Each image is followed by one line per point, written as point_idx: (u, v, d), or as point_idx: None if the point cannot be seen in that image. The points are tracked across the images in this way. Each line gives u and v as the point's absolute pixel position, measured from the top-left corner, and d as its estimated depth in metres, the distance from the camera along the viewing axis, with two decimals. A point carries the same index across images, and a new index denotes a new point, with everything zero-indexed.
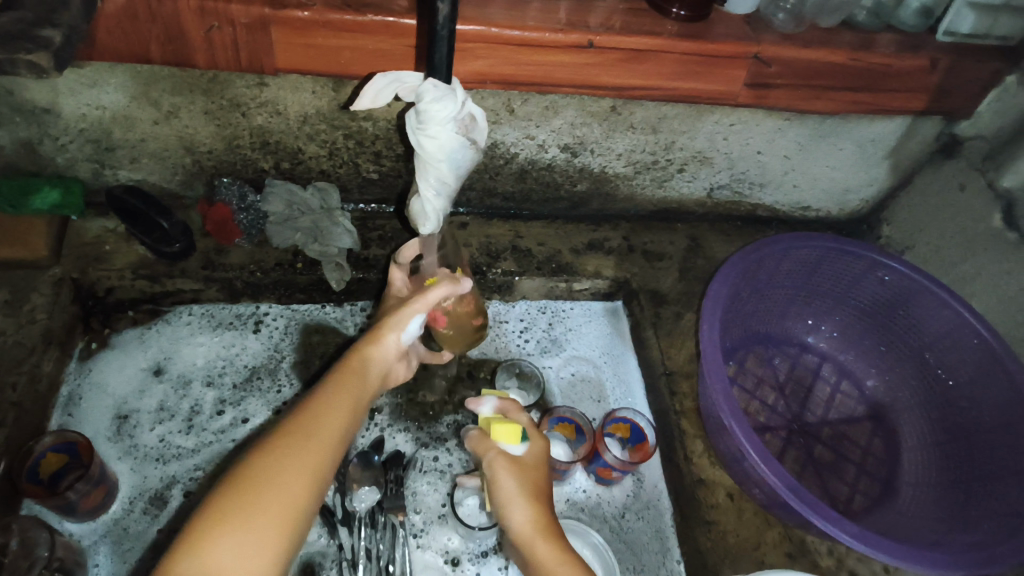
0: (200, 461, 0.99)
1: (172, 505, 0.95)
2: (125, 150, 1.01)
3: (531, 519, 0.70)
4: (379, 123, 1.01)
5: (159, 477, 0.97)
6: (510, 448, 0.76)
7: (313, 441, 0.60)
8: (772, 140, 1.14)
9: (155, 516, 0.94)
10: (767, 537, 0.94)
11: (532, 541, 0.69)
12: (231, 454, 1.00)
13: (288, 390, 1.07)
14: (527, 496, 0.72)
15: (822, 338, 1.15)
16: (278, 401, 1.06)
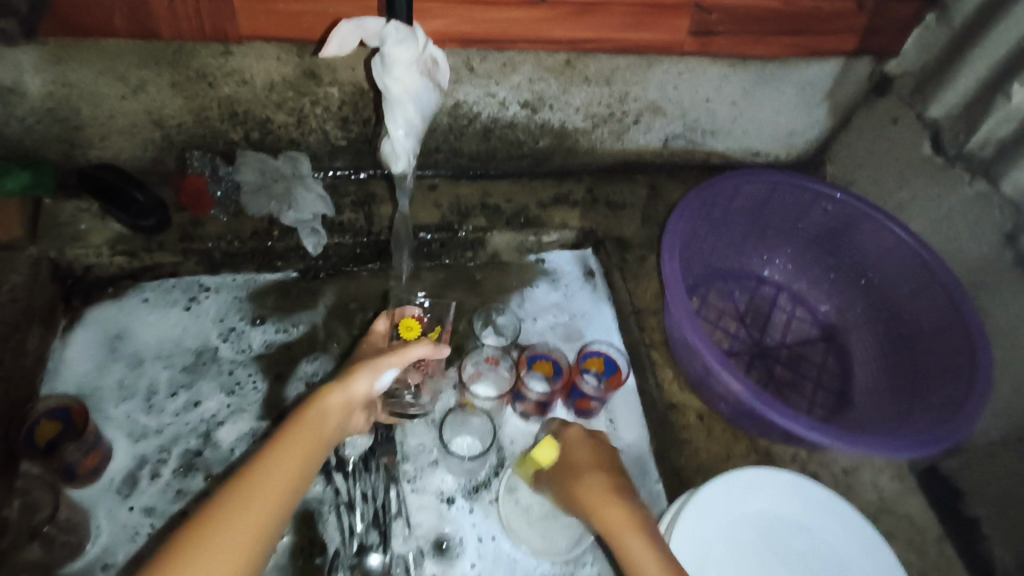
0: (166, 439, 1.00)
1: (140, 486, 0.95)
2: (93, 128, 1.03)
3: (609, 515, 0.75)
4: (344, 87, 1.04)
5: (123, 458, 0.97)
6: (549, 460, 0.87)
7: (248, 514, 0.62)
8: (719, 87, 1.20)
9: (124, 497, 0.94)
10: (736, 450, 1.02)
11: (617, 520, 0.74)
12: (191, 437, 1.01)
13: (239, 372, 1.07)
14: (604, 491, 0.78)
15: (777, 270, 1.23)
16: (232, 383, 1.06)
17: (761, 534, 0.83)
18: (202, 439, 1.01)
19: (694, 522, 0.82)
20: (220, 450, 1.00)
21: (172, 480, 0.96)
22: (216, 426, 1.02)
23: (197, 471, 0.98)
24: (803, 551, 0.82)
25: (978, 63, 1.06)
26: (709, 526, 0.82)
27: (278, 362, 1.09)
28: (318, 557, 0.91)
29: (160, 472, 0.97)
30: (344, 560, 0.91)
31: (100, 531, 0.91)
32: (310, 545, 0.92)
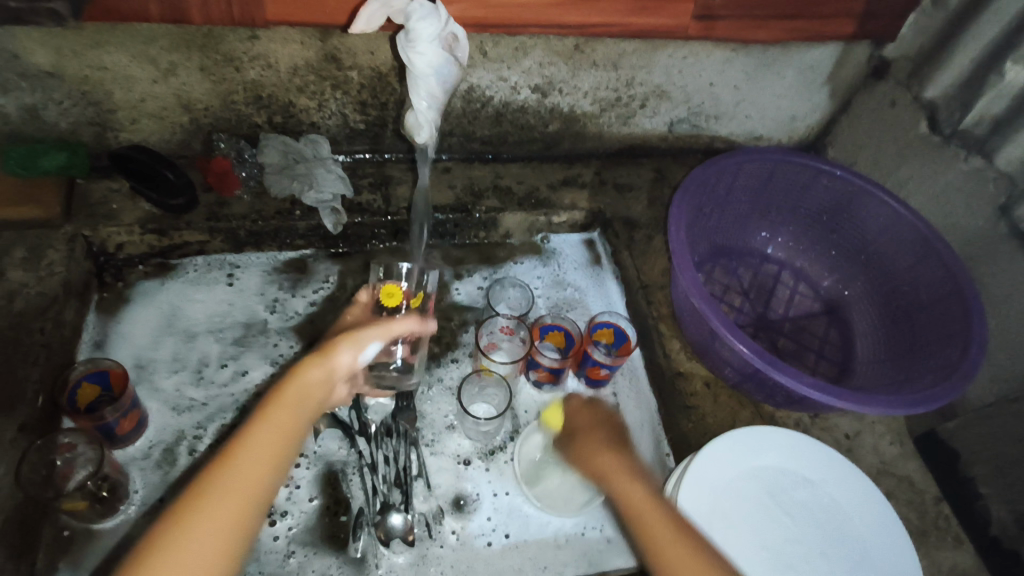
0: (210, 411, 1.04)
1: (182, 462, 0.99)
2: (125, 111, 1.08)
3: (598, 451, 0.76)
4: (364, 71, 1.09)
5: (173, 427, 1.02)
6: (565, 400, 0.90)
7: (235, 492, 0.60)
8: (722, 72, 1.24)
9: (167, 470, 0.98)
10: (742, 415, 1.06)
11: (605, 464, 0.74)
12: (232, 409, 1.05)
13: (284, 344, 1.13)
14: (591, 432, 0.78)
15: (780, 248, 1.27)
16: (276, 355, 1.12)
17: (766, 486, 0.88)
18: (242, 411, 1.05)
19: (704, 473, 0.87)
20: None
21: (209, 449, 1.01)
22: (254, 399, 1.07)
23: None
24: (805, 501, 0.87)
25: (972, 45, 1.10)
26: (717, 478, 0.87)
27: (313, 334, 1.15)
28: (344, 514, 0.96)
29: (200, 441, 1.01)
30: (369, 517, 0.95)
31: (138, 495, 0.95)
32: (336, 502, 0.97)
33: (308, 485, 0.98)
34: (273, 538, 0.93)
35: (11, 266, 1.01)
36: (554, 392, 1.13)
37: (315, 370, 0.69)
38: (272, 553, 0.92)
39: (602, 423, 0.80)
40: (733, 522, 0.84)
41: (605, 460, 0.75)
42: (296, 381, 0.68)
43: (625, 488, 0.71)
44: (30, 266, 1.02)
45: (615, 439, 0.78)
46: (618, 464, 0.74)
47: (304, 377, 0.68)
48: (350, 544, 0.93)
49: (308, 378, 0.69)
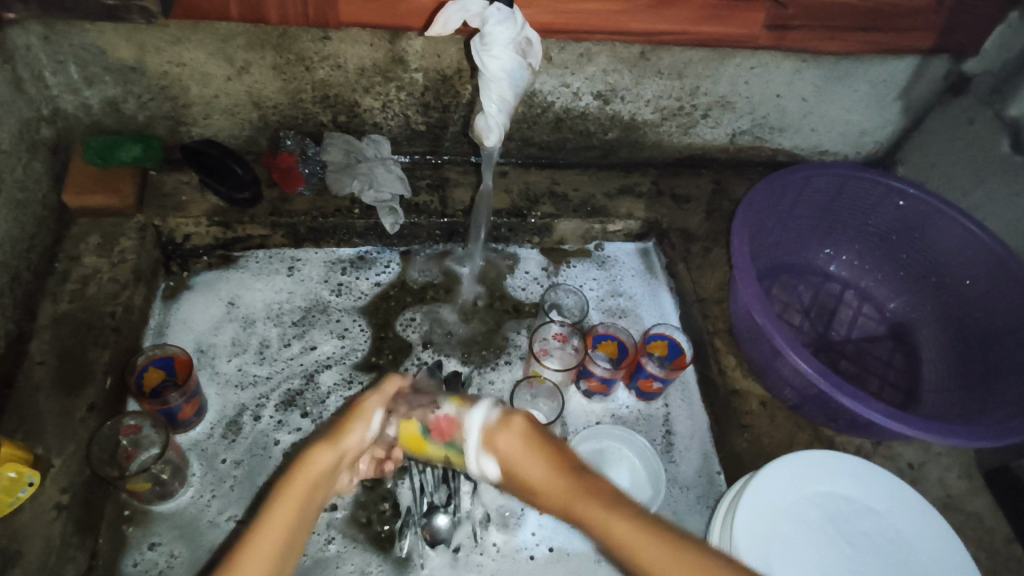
0: (274, 385, 1.07)
1: (246, 431, 1.02)
2: (199, 107, 1.11)
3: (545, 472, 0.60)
4: (429, 73, 1.10)
5: (234, 404, 1.05)
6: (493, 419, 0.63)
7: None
8: (790, 83, 1.21)
9: (231, 442, 1.01)
10: (799, 438, 1.03)
11: (564, 490, 0.59)
12: (301, 376, 1.09)
13: (348, 320, 1.16)
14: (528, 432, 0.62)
15: (843, 266, 1.23)
16: (341, 329, 1.15)
17: (826, 512, 0.85)
18: (311, 379, 1.09)
19: (760, 492, 0.84)
20: (323, 390, 1.08)
21: (274, 419, 1.04)
22: (325, 369, 1.10)
23: (299, 408, 1.06)
24: (869, 531, 0.84)
25: None
26: (773, 499, 0.84)
27: (377, 317, 1.17)
28: (390, 512, 0.97)
29: (262, 411, 1.05)
30: (415, 517, 0.95)
31: (196, 476, 0.97)
32: (380, 495, 0.98)
33: None
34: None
35: (86, 251, 1.06)
36: (605, 403, 1.12)
37: (325, 455, 0.60)
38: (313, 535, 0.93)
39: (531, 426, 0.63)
40: (793, 548, 0.81)
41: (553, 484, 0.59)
42: (304, 461, 0.58)
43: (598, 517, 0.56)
44: (105, 252, 1.06)
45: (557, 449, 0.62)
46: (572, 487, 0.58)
47: (312, 459, 0.59)
48: (396, 543, 0.94)
49: (315, 459, 0.59)
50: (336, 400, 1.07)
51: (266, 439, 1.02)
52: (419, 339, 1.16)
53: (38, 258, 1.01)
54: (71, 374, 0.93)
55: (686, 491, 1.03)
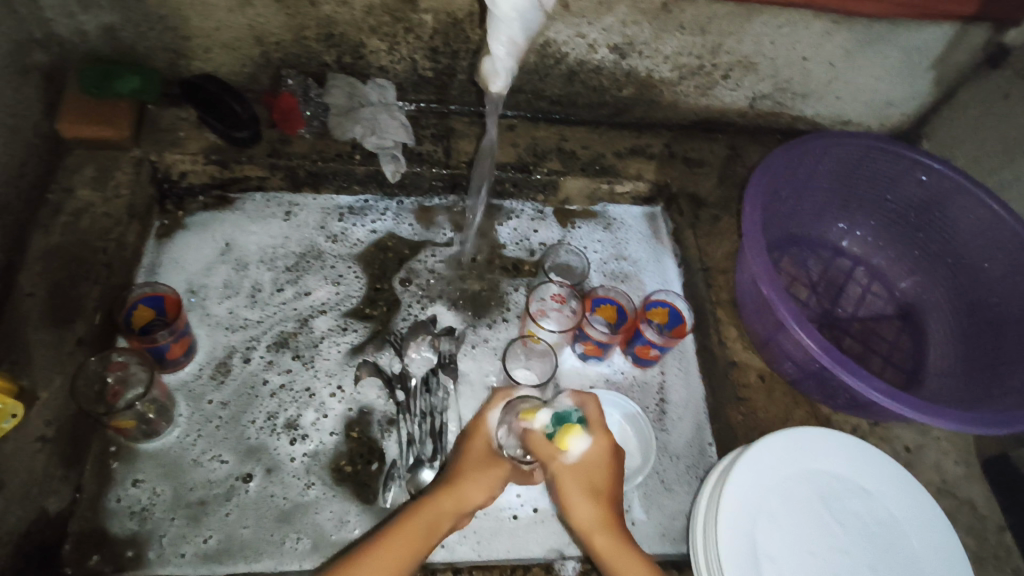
0: (265, 329, 1.06)
1: (235, 373, 1.01)
2: (198, 39, 1.07)
3: (595, 512, 0.80)
4: (439, 16, 1.05)
5: (224, 346, 1.03)
6: (580, 448, 0.80)
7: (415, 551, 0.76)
8: (819, 46, 1.15)
9: (220, 383, 1.00)
10: (796, 414, 1.02)
11: (616, 543, 0.79)
12: (295, 320, 1.08)
13: (343, 267, 1.14)
14: (608, 452, 0.82)
15: (855, 242, 1.19)
16: (336, 276, 1.13)
17: (816, 488, 0.84)
18: (304, 323, 1.07)
19: (751, 464, 0.83)
20: (316, 335, 1.07)
21: (263, 363, 1.03)
22: (319, 315, 1.09)
23: (290, 350, 1.05)
24: (858, 510, 0.83)
25: None
26: (764, 471, 0.83)
27: (373, 264, 1.15)
28: (375, 463, 0.96)
29: (253, 353, 1.04)
30: (400, 471, 0.95)
31: (182, 417, 0.96)
32: (364, 446, 0.97)
33: (336, 419, 0.99)
34: (290, 459, 0.95)
35: (79, 184, 1.04)
36: (599, 367, 1.10)
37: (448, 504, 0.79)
38: (293, 480, 0.94)
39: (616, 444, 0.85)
40: (778, 521, 0.80)
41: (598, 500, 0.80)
42: (435, 509, 0.79)
43: (615, 551, 0.78)
44: (98, 185, 1.04)
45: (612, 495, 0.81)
46: (621, 543, 0.79)
47: (442, 510, 0.79)
48: (380, 495, 0.94)
49: (441, 508, 0.79)
50: (329, 346, 1.06)
51: (255, 383, 1.01)
52: (414, 291, 1.13)
53: (30, 187, 0.99)
54: (61, 307, 0.93)
55: (676, 460, 1.02)
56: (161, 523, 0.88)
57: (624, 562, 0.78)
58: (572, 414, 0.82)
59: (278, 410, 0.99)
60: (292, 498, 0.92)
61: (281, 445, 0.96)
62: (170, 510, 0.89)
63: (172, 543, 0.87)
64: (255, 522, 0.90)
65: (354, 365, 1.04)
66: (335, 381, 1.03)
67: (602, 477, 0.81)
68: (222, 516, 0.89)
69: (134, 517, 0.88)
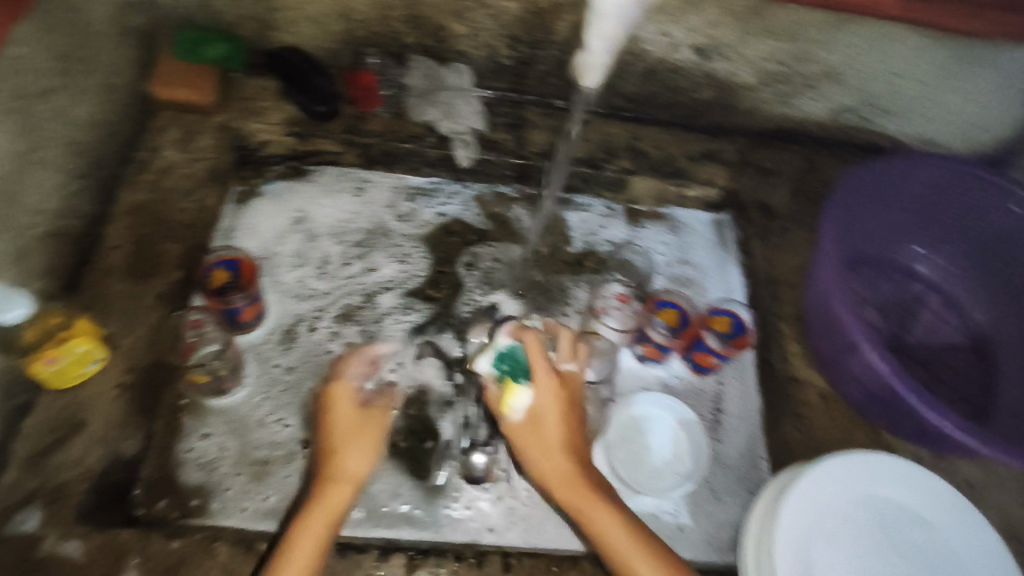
0: (332, 301, 1.08)
1: (300, 341, 1.04)
2: (287, 11, 1.07)
3: (563, 464, 0.81)
4: (525, 4, 1.04)
5: (292, 314, 1.06)
6: (524, 402, 0.82)
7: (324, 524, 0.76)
8: (911, 62, 1.11)
9: (286, 349, 1.03)
10: (855, 436, 1.00)
11: (584, 499, 0.79)
12: (361, 294, 1.10)
13: (409, 246, 1.15)
14: (558, 403, 0.83)
15: (931, 267, 1.16)
16: (402, 254, 1.14)
17: (878, 514, 0.82)
18: (369, 298, 1.09)
19: (811, 484, 0.82)
20: (380, 311, 1.09)
21: (328, 333, 1.05)
22: (384, 291, 1.10)
23: (355, 323, 1.07)
24: (918, 541, 0.81)
25: None
26: (825, 492, 0.82)
27: (440, 246, 1.16)
28: (430, 442, 0.98)
29: (318, 323, 1.06)
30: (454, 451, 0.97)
31: (248, 379, 0.99)
32: (421, 424, 0.99)
33: None
34: None
35: (165, 144, 1.07)
36: (657, 370, 1.09)
37: (348, 485, 0.80)
38: None
39: (565, 388, 0.85)
40: (834, 544, 0.79)
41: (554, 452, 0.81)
42: (333, 483, 0.79)
43: (588, 507, 0.79)
44: (183, 147, 1.08)
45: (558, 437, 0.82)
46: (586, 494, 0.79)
47: (335, 484, 0.80)
48: (433, 473, 0.96)
49: (340, 491, 0.79)
50: (392, 323, 1.08)
51: (318, 353, 1.03)
52: (477, 277, 1.14)
53: (121, 144, 1.02)
54: (144, 262, 0.97)
55: (727, 470, 1.01)
56: (225, 478, 0.91)
57: (589, 510, 0.78)
58: (511, 358, 0.83)
59: (340, 381, 1.01)
60: None
61: None
62: (237, 465, 0.92)
63: (235, 499, 0.90)
64: None
65: (414, 344, 1.06)
66: (394, 359, 1.04)
67: (562, 431, 0.82)
68: (282, 477, 0.92)
69: (201, 467, 0.91)
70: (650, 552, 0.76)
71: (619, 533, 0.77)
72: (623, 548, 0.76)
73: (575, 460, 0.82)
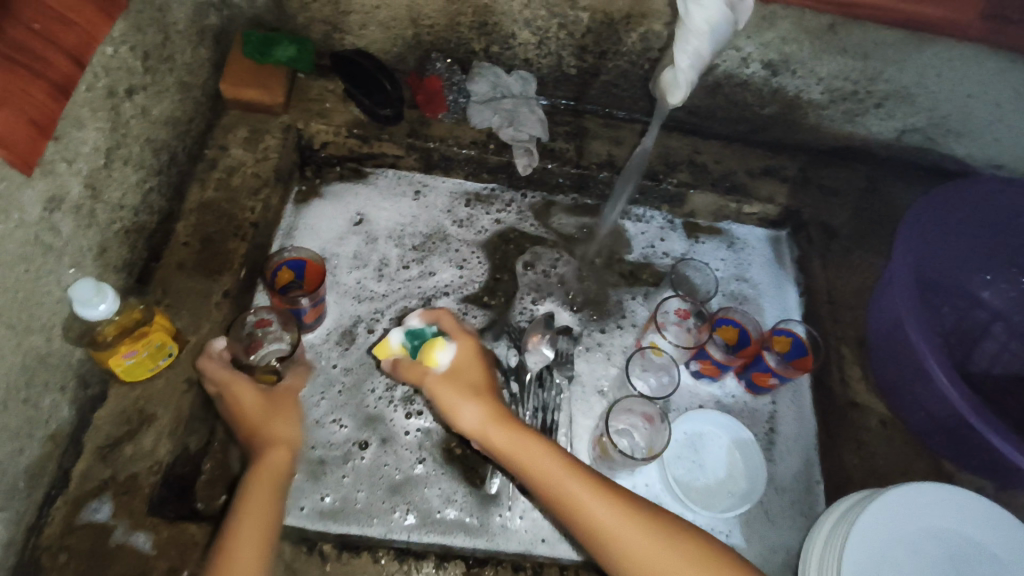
0: (390, 303, 1.09)
1: (359, 343, 1.05)
2: (358, 15, 1.09)
3: (479, 410, 0.76)
4: (596, 15, 1.04)
5: (351, 316, 1.07)
6: (448, 358, 0.80)
7: (261, 500, 0.72)
8: (987, 84, 1.08)
9: (345, 350, 1.04)
10: (915, 466, 0.98)
11: (523, 445, 0.74)
12: (419, 298, 1.10)
13: (466, 251, 1.16)
14: (471, 349, 0.81)
15: (998, 295, 1.12)
16: (460, 259, 1.15)
17: (946, 549, 0.81)
18: (427, 302, 1.10)
19: (877, 514, 0.81)
20: None
21: (386, 336, 1.06)
22: (442, 296, 1.11)
23: None
24: None
25: None
26: (891, 524, 0.81)
27: (497, 253, 1.17)
28: None
29: (377, 325, 1.07)
30: None
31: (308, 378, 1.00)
32: None
33: None
34: (404, 432, 0.98)
35: (233, 143, 1.09)
36: (711, 388, 1.08)
37: (277, 462, 0.77)
38: (405, 453, 0.97)
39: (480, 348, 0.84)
40: None
41: (479, 397, 0.77)
42: (265, 464, 0.76)
43: (530, 454, 0.73)
44: (251, 146, 1.09)
45: (495, 400, 0.78)
46: (525, 438, 0.74)
47: (267, 467, 0.76)
48: (486, 480, 0.96)
49: (271, 470, 0.76)
50: None
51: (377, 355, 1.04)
52: (531, 284, 1.14)
53: (192, 141, 1.04)
54: (211, 258, 0.98)
55: (782, 494, 1.00)
56: None
57: (526, 452, 0.73)
58: (426, 332, 0.83)
59: (396, 382, 1.02)
60: (404, 471, 0.95)
61: (396, 418, 0.99)
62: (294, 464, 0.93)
63: (293, 496, 0.91)
64: (368, 488, 0.93)
65: None
66: None
67: (467, 378, 0.79)
68: (338, 478, 0.93)
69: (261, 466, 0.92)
70: (605, 493, 0.70)
71: (569, 477, 0.71)
72: (578, 491, 0.70)
73: (486, 403, 0.77)
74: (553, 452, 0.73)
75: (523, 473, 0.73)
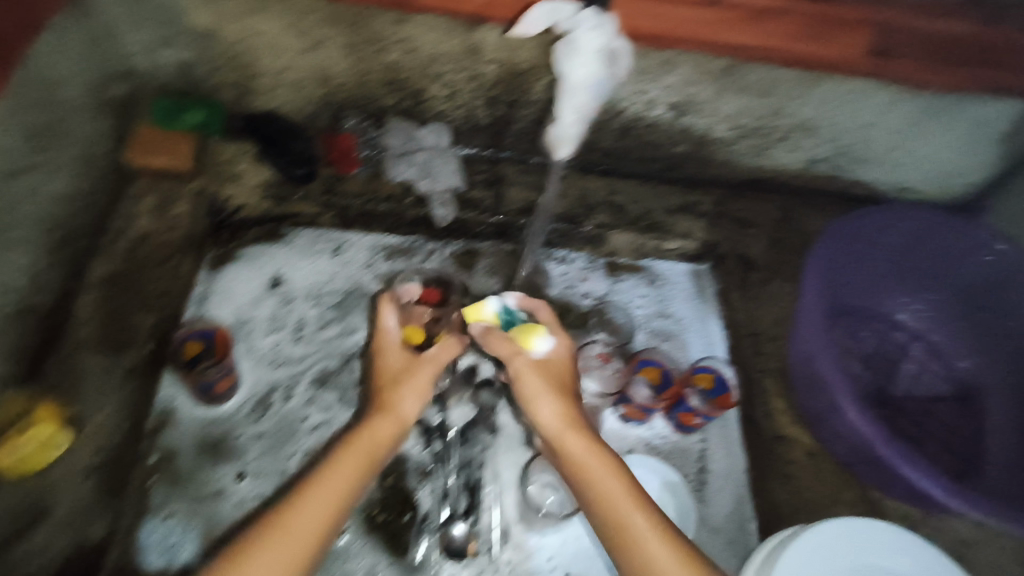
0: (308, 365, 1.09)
1: (274, 409, 1.05)
2: (268, 76, 1.07)
3: (553, 408, 0.83)
4: (503, 68, 1.05)
5: (267, 381, 1.07)
6: (542, 348, 0.88)
7: (342, 481, 0.75)
8: (885, 114, 1.12)
9: (258, 418, 1.03)
10: (845, 497, 0.97)
11: (577, 447, 0.79)
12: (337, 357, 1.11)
13: None
14: (566, 360, 0.89)
15: (913, 315, 1.15)
16: None
17: None
18: (346, 361, 1.10)
19: (797, 556, 0.80)
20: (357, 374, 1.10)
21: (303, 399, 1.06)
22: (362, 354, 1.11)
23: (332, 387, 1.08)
24: None
25: None
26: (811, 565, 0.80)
27: None
28: (407, 514, 0.96)
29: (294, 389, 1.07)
30: (432, 525, 0.95)
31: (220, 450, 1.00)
32: (398, 495, 0.97)
33: None
34: None
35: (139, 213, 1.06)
36: (640, 429, 1.08)
37: (381, 447, 0.81)
38: None
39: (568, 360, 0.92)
40: None
41: (555, 394, 0.84)
42: (364, 438, 0.80)
43: (580, 454, 0.78)
44: (158, 214, 1.05)
45: (576, 405, 0.85)
46: (591, 445, 0.79)
47: (362, 442, 0.80)
48: (410, 549, 0.93)
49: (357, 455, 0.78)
50: None
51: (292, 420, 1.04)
52: None
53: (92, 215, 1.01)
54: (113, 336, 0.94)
55: (713, 534, 0.98)
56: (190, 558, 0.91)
57: (586, 455, 0.78)
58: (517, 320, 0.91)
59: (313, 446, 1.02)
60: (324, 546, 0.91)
61: None
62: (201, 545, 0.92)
63: None
64: None
65: None
66: None
67: (553, 378, 0.86)
68: None
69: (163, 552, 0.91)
70: (644, 503, 0.73)
71: (615, 482, 0.75)
72: (609, 488, 0.74)
73: (565, 405, 0.83)
74: (605, 461, 0.77)
75: (574, 470, 0.78)
